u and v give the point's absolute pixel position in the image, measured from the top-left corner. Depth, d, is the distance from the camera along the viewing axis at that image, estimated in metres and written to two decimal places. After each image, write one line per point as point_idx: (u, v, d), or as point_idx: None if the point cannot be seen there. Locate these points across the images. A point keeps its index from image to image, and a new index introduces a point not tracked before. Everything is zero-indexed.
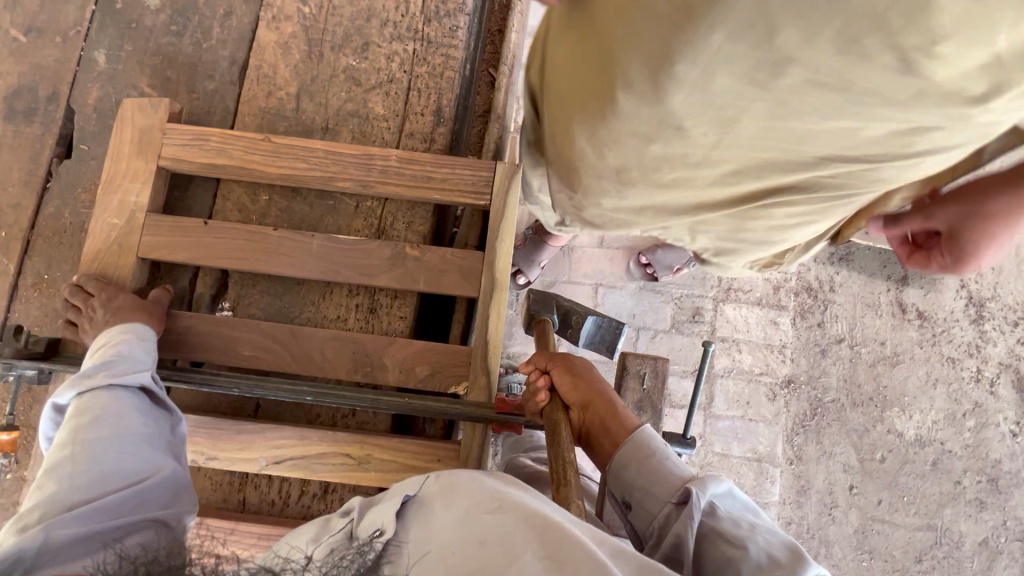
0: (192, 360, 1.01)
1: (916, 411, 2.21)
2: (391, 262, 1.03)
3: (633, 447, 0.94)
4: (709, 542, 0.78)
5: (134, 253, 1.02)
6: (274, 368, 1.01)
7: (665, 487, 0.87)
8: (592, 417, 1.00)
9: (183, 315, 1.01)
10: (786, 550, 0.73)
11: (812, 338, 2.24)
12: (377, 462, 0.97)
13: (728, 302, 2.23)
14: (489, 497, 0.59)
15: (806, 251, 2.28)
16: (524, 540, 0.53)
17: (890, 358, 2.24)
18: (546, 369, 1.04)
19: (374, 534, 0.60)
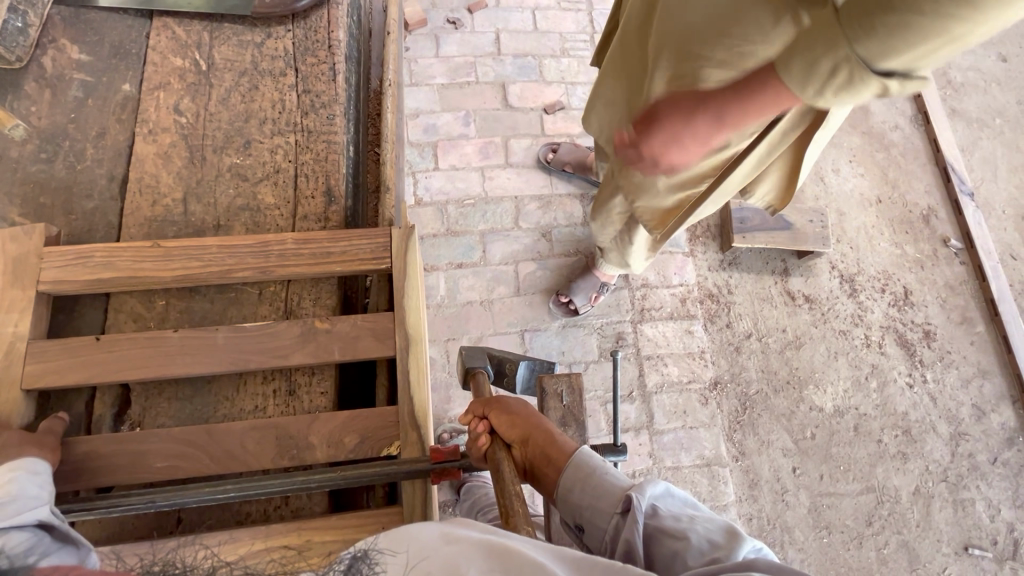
0: (96, 487, 0.94)
1: (827, 384, 2.42)
2: (302, 339, 1.04)
3: (575, 468, 0.93)
4: (656, 541, 0.77)
5: (18, 387, 0.95)
6: (192, 474, 0.96)
7: (608, 498, 0.87)
8: (535, 451, 0.98)
9: (81, 441, 0.95)
10: (724, 532, 0.75)
11: (725, 339, 2.43)
12: (319, 547, 0.93)
13: (645, 322, 2.39)
14: (437, 537, 0.65)
15: (700, 263, 2.52)
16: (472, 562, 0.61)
17: (794, 342, 2.47)
18: (485, 414, 1.03)
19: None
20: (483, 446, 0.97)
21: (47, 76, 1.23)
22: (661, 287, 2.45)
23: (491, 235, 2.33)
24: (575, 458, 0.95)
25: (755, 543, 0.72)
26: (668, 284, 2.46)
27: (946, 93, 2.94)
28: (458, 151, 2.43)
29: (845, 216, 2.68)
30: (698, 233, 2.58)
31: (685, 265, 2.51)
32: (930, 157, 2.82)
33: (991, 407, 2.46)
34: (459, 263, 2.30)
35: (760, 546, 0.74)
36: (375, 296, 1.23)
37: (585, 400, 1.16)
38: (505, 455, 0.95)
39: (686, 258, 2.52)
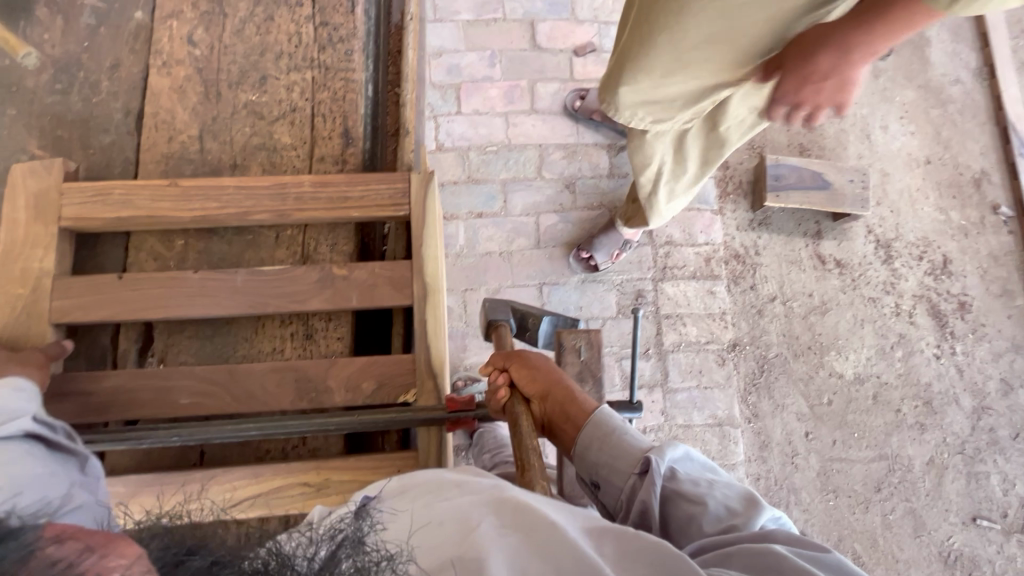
0: (124, 420, 0.97)
1: (850, 351, 2.37)
2: (321, 285, 1.03)
3: (593, 427, 0.92)
4: (672, 502, 0.78)
5: (47, 320, 0.98)
6: (215, 411, 0.98)
7: (626, 458, 0.87)
8: (554, 408, 0.97)
9: (108, 376, 0.98)
10: (743, 500, 0.75)
11: (748, 301, 2.37)
12: (337, 484, 0.96)
13: (666, 280, 2.33)
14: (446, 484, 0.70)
15: (728, 221, 2.43)
16: (474, 508, 0.63)
17: (819, 308, 2.40)
18: (505, 366, 1.02)
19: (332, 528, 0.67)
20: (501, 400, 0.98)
21: (58, 1, 1.18)
22: (685, 245, 2.38)
23: (512, 184, 2.27)
24: (594, 417, 0.93)
25: (774, 514, 0.73)
26: (693, 242, 2.39)
27: (1018, 44, 2.68)
28: (483, 94, 2.32)
29: (890, 177, 2.52)
30: (729, 189, 2.47)
31: (712, 223, 2.42)
32: (990, 116, 2.61)
33: (1020, 383, 2.39)
34: (479, 213, 2.25)
35: (778, 515, 0.75)
36: (392, 243, 1.21)
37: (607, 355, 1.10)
38: (523, 410, 0.95)
39: (714, 216, 2.42)
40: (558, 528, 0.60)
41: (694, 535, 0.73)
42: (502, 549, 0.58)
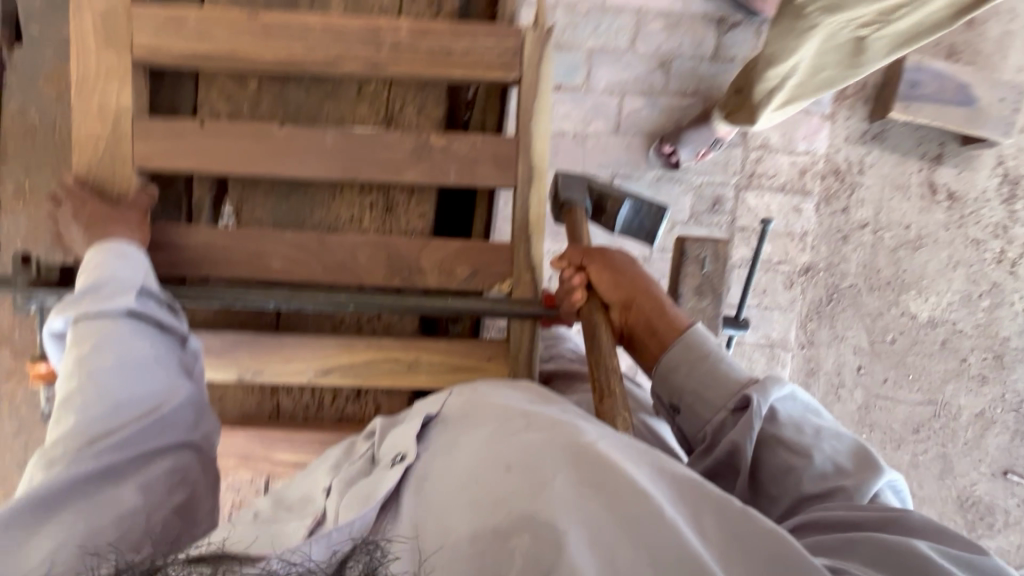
0: (212, 276, 0.97)
1: (932, 294, 2.20)
2: (416, 155, 0.95)
3: (683, 349, 0.82)
4: (769, 447, 0.71)
5: (131, 165, 0.92)
6: (307, 277, 0.97)
7: (718, 391, 0.78)
8: (636, 319, 0.87)
9: (198, 230, 0.95)
10: (854, 456, 0.68)
11: (835, 224, 2.16)
12: (427, 365, 0.99)
13: (751, 188, 2.10)
14: (515, 416, 0.59)
15: (838, 130, 2.12)
16: (552, 464, 0.51)
17: (913, 242, 2.18)
18: (583, 263, 0.90)
19: (395, 459, 0.61)
20: (577, 303, 0.90)
21: None
22: (782, 150, 2.10)
23: (600, 55, 1.92)
24: (683, 333, 0.84)
25: (891, 478, 0.66)
26: (792, 149, 2.10)
27: None
28: None
29: None
30: (849, 91, 2.09)
31: (818, 131, 2.10)
32: None
33: None
34: (558, 86, 1.98)
35: (894, 478, 0.67)
36: (478, 110, 1.06)
37: (729, 270, 0.95)
38: (601, 317, 0.87)
39: (823, 122, 2.10)
40: (647, 497, 0.48)
41: (793, 487, 0.67)
42: (579, 515, 0.47)
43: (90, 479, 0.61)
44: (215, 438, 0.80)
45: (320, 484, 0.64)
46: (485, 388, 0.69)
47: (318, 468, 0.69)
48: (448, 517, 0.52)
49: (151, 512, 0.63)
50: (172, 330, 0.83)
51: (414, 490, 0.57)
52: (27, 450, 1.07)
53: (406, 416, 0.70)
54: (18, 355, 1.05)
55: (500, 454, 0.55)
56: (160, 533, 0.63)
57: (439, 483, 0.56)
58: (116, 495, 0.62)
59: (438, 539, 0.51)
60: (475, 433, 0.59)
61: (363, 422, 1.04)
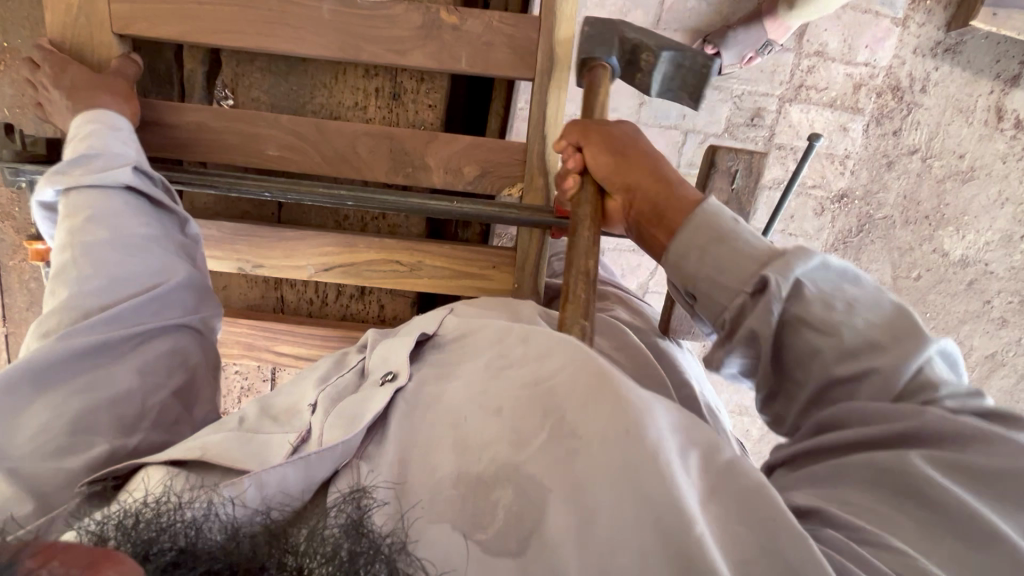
0: (206, 161, 0.91)
1: (970, 231, 2.07)
2: (424, 35, 0.83)
3: (694, 224, 0.59)
4: (792, 329, 0.52)
5: (109, 29, 0.83)
6: (305, 168, 0.91)
7: (730, 268, 0.56)
8: (637, 204, 0.67)
9: (188, 109, 0.88)
10: (888, 325, 0.50)
11: (882, 149, 1.99)
12: (430, 268, 0.96)
13: (796, 103, 1.93)
14: (509, 351, 0.57)
15: (908, 38, 1.87)
16: (535, 414, 0.50)
17: (963, 174, 2.01)
18: (580, 145, 0.76)
19: (386, 378, 0.57)
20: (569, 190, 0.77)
21: None
22: (839, 60, 1.89)
23: None
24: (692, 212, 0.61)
25: (938, 345, 0.49)
26: (850, 59, 1.88)
27: None
28: None
29: None
30: None
31: (886, 36, 1.86)
32: None
33: None
34: None
35: (943, 343, 0.49)
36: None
37: (760, 187, 0.84)
38: (590, 207, 0.73)
39: (892, 28, 1.85)
40: (624, 448, 0.44)
41: (818, 373, 0.51)
42: (558, 472, 0.45)
43: (80, 358, 0.60)
44: (217, 325, 0.79)
45: (307, 396, 0.58)
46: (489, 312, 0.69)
47: (305, 375, 0.63)
48: (434, 452, 0.50)
49: (146, 396, 0.62)
50: (169, 211, 0.79)
51: (401, 415, 0.54)
52: None
53: (401, 329, 0.68)
54: (21, 232, 1.03)
55: (494, 396, 0.52)
56: (157, 417, 0.62)
57: (424, 416, 0.54)
58: (114, 374, 0.61)
59: (422, 471, 0.49)
60: (471, 369, 0.57)
61: (364, 322, 1.03)
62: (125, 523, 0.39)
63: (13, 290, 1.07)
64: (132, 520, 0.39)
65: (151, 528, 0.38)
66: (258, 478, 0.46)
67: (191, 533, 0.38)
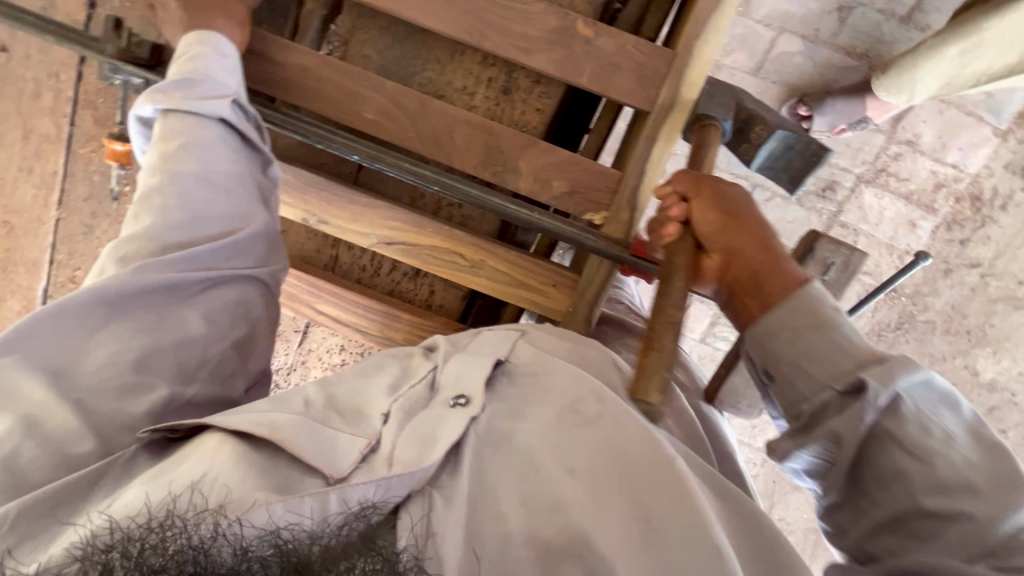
0: (302, 106, 0.90)
1: (1007, 359, 2.03)
2: (554, 39, 0.81)
3: (792, 309, 0.63)
4: (882, 444, 0.55)
5: None
6: (396, 139, 0.89)
7: (825, 366, 0.59)
8: (734, 271, 0.68)
9: (299, 50, 0.86)
10: (992, 474, 0.52)
11: (944, 254, 1.95)
12: (490, 269, 0.94)
13: (872, 186, 1.91)
14: (581, 406, 0.63)
15: (1003, 151, 1.85)
16: (613, 490, 0.57)
17: (1017, 301, 1.98)
18: (687, 196, 0.74)
19: (458, 401, 0.63)
20: (665, 239, 0.74)
21: None
22: (927, 154, 1.88)
23: None
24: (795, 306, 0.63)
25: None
26: (939, 156, 1.88)
27: None
28: None
29: None
30: None
31: (981, 144, 1.86)
32: None
33: None
34: None
35: None
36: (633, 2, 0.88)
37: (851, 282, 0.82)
38: (683, 262, 0.71)
39: (990, 138, 1.85)
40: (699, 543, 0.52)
41: (901, 498, 0.54)
42: (634, 551, 0.53)
43: (150, 291, 0.62)
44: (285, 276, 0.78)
45: (378, 403, 0.64)
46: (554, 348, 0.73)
47: (375, 376, 0.69)
48: (504, 502, 0.56)
49: (207, 345, 0.65)
50: (255, 151, 0.78)
51: (474, 450, 0.59)
52: (94, 219, 1.10)
53: (472, 347, 0.73)
54: (98, 123, 1.04)
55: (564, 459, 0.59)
56: (215, 366, 0.66)
57: (497, 459, 0.59)
58: (181, 319, 0.64)
59: (494, 517, 0.55)
60: (544, 419, 0.63)
61: (410, 303, 1.01)
62: (130, 550, 0.41)
63: (75, 177, 1.08)
64: (137, 546, 0.41)
65: (158, 554, 0.40)
66: (344, 491, 0.51)
67: (201, 558, 0.41)
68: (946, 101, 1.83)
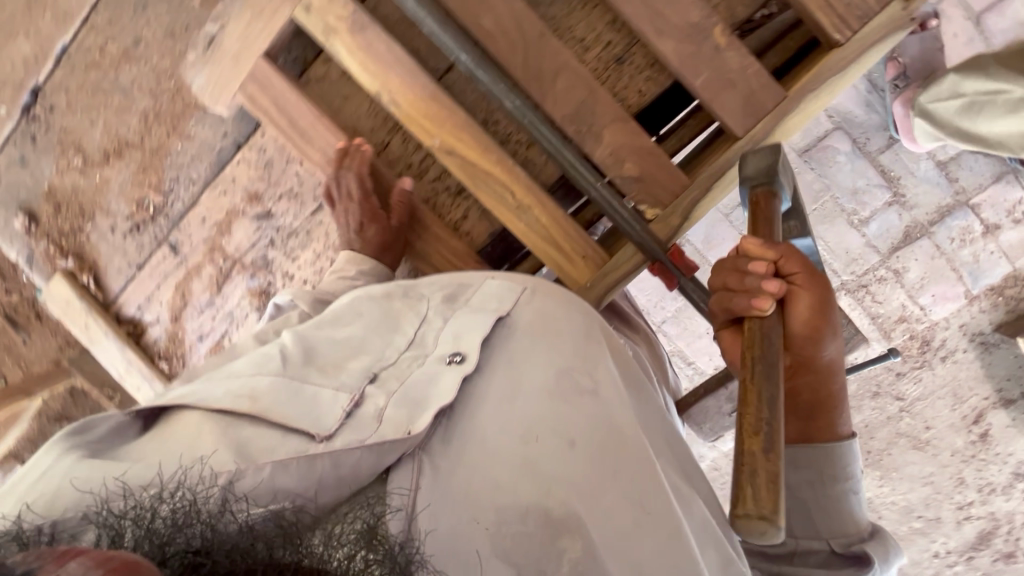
0: None
1: (888, 485, 2.28)
2: (689, 34, 0.83)
3: (830, 456, 0.94)
4: None
5: None
6: (499, 57, 0.88)
7: (840, 515, 0.93)
8: (803, 387, 0.96)
9: None
10: None
11: (879, 378, 2.17)
12: (532, 218, 0.95)
13: (850, 296, 2.08)
14: (554, 408, 0.88)
15: (965, 313, 2.06)
16: (574, 479, 0.83)
17: (917, 442, 2.22)
18: (789, 279, 0.86)
19: (455, 356, 0.91)
20: (762, 309, 0.81)
21: None
22: (905, 288, 2.05)
23: None
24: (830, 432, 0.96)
25: None
26: (914, 295, 2.05)
27: None
28: None
29: None
30: (1006, 292, 2.02)
31: (951, 299, 2.04)
32: None
33: None
34: None
35: None
36: (755, 34, 0.91)
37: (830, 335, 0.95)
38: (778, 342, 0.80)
39: (961, 297, 2.04)
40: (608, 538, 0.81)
41: None
42: (590, 522, 0.81)
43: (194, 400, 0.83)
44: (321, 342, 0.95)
45: (351, 361, 0.93)
46: (552, 313, 1.00)
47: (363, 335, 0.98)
48: (500, 474, 0.82)
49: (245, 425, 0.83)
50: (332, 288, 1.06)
51: (472, 419, 0.87)
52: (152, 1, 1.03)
53: (476, 300, 1.00)
54: None
55: (551, 424, 0.87)
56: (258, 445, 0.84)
57: (495, 435, 0.86)
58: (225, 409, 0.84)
59: (492, 481, 0.81)
60: (525, 413, 0.88)
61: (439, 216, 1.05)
62: (146, 520, 0.58)
63: None
64: (151, 517, 0.58)
65: (170, 526, 0.57)
66: (342, 458, 0.76)
67: (207, 530, 0.58)
68: (940, 250, 2.00)
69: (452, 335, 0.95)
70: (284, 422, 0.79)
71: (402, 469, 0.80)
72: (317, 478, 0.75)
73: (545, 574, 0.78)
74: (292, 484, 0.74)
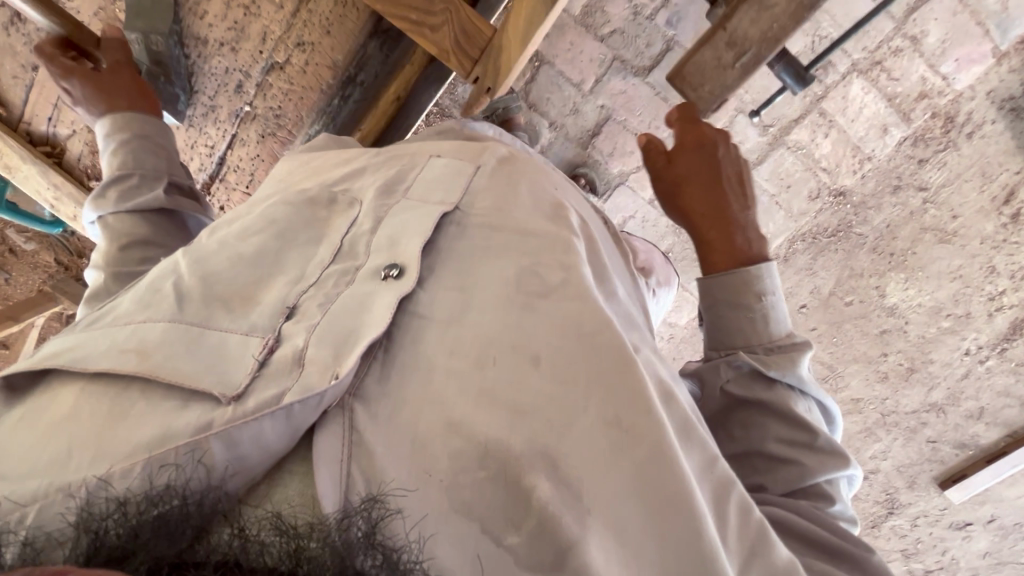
0: None
1: (915, 287, 2.18)
2: None
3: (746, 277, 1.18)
4: (784, 409, 1.10)
5: None
6: None
7: (757, 335, 1.17)
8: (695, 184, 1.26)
9: None
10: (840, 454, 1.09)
11: (899, 170, 2.02)
12: None
13: (863, 78, 1.88)
14: (505, 335, 0.85)
15: (993, 76, 1.83)
16: (544, 415, 0.78)
17: (944, 234, 2.08)
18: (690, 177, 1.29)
19: (390, 269, 0.89)
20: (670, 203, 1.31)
21: None
22: (925, 57, 1.82)
23: None
24: (707, 208, 1.23)
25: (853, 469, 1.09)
26: (935, 63, 1.83)
27: None
28: None
29: None
30: None
31: (977, 62, 1.80)
32: None
33: (988, 419, 2.35)
34: None
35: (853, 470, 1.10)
36: None
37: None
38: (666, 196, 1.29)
39: (989, 57, 1.80)
40: (606, 493, 0.75)
41: (759, 442, 1.10)
42: (579, 466, 0.76)
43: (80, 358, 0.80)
44: (221, 277, 0.93)
45: (270, 296, 0.89)
46: (500, 227, 1.00)
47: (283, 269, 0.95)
48: (452, 407, 0.79)
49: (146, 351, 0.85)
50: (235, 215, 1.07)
51: (411, 360, 0.83)
52: None
53: (412, 209, 1.00)
54: None
55: (506, 339, 0.85)
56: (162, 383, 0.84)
57: (440, 365, 0.83)
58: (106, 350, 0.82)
59: (444, 417, 0.78)
60: (473, 342, 0.85)
61: None
62: (140, 534, 0.59)
63: None
64: (143, 531, 0.59)
65: (161, 541, 0.59)
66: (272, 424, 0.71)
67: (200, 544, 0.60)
68: (963, 2, 1.72)
69: (388, 239, 0.95)
70: (183, 386, 0.74)
71: (329, 423, 0.75)
72: (236, 451, 0.70)
73: (518, 525, 0.74)
74: (225, 458, 0.70)
